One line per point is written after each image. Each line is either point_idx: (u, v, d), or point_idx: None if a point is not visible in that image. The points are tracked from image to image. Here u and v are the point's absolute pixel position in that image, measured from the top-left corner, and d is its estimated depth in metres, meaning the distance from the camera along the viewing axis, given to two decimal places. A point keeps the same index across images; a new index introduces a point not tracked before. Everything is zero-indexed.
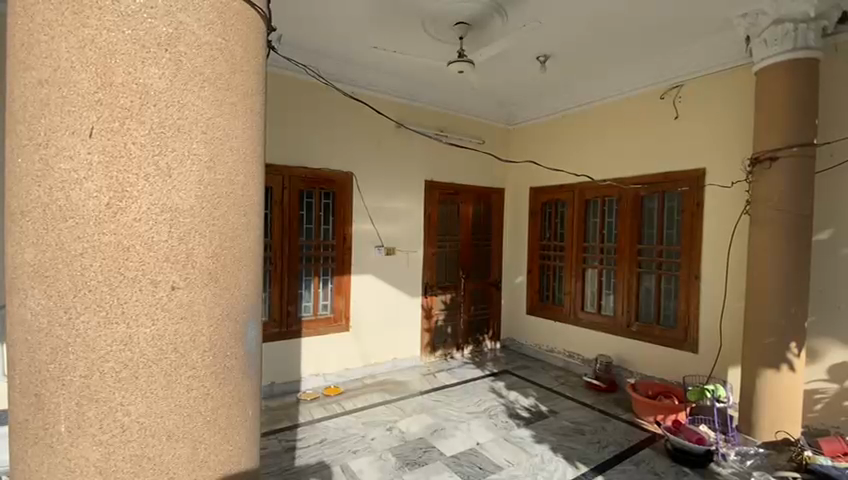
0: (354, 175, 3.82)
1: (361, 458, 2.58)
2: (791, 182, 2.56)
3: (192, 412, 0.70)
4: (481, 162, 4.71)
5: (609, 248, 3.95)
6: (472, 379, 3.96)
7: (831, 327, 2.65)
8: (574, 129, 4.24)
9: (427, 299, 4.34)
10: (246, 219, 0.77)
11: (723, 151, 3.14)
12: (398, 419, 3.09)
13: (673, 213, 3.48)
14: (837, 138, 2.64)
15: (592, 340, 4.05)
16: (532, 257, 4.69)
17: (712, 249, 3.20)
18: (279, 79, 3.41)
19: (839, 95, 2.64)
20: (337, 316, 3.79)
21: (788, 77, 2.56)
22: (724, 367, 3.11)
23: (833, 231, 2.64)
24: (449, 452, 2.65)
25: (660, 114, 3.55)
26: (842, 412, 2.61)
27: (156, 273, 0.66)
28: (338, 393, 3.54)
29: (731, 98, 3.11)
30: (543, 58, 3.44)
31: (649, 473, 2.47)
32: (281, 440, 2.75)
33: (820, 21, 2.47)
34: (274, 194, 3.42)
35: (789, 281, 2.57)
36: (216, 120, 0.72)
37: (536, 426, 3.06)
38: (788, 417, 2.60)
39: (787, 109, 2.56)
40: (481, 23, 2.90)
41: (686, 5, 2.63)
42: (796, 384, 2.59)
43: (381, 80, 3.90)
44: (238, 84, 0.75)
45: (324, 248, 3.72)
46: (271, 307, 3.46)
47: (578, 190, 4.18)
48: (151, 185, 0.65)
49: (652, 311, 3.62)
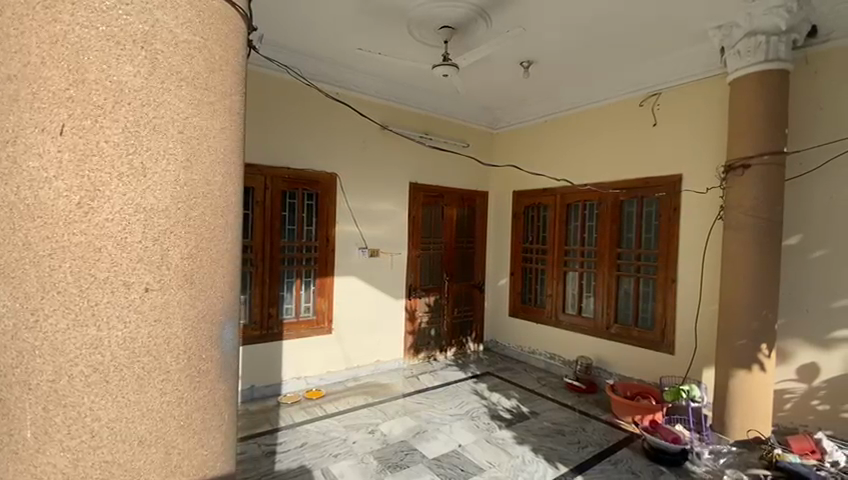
0: (338, 177, 3.79)
1: (342, 461, 2.56)
2: (763, 188, 2.66)
3: (166, 416, 0.69)
4: (465, 165, 4.74)
5: (590, 251, 4.01)
6: (455, 381, 3.98)
7: (799, 328, 2.75)
8: (557, 133, 4.30)
9: (410, 301, 4.34)
10: (223, 221, 0.77)
11: (700, 157, 3.23)
12: (380, 422, 3.08)
13: (651, 218, 3.56)
14: (807, 147, 2.75)
15: (573, 342, 4.11)
16: (515, 260, 4.74)
17: (688, 254, 3.30)
18: (260, 78, 3.35)
19: (808, 106, 2.75)
20: (320, 318, 3.75)
21: (760, 88, 2.65)
22: (699, 369, 3.20)
23: (802, 237, 2.74)
24: (431, 455, 2.65)
25: (639, 120, 3.63)
26: (810, 411, 2.70)
27: (129, 274, 0.64)
28: (320, 396, 3.51)
29: (708, 106, 3.20)
30: (527, 64, 3.48)
31: (626, 472, 2.52)
32: (260, 445, 2.70)
33: (790, 34, 2.57)
34: (256, 195, 3.37)
35: (760, 283, 2.66)
36: (192, 119, 0.71)
37: (517, 427, 3.08)
38: (759, 416, 2.68)
39: (759, 118, 2.66)
40: (465, 28, 2.93)
41: (665, 15, 2.70)
42: (767, 384, 2.68)
43: (365, 82, 3.89)
44: (215, 83, 0.75)
45: (307, 250, 3.69)
46: (252, 309, 3.41)
47: (560, 194, 4.25)
48: (124, 186, 0.64)
49: (631, 313, 3.70)
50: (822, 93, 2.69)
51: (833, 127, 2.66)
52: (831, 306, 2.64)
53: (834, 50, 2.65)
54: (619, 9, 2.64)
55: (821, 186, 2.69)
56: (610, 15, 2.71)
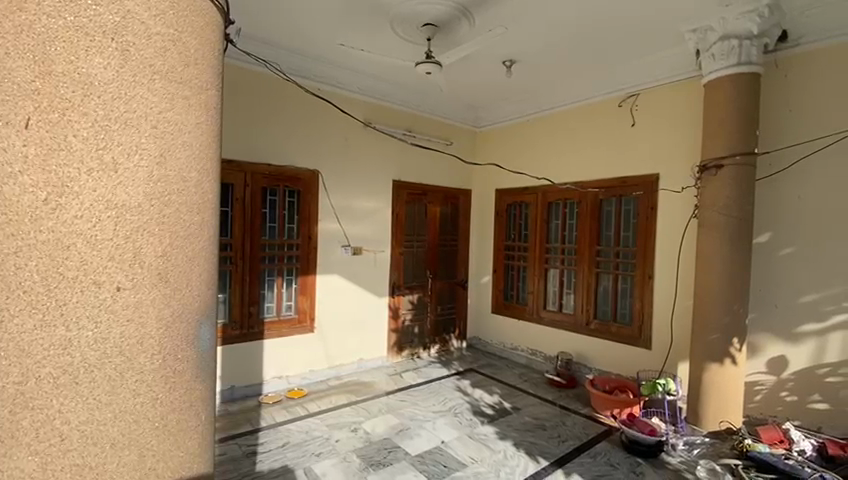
0: (320, 174, 3.75)
1: (325, 460, 2.55)
2: (736, 187, 2.74)
3: (139, 418, 0.68)
4: (448, 163, 4.75)
5: (570, 249, 4.07)
6: (438, 378, 4.00)
7: (768, 323, 2.86)
8: (539, 132, 4.36)
9: (394, 299, 4.33)
10: (198, 219, 0.77)
11: (676, 157, 3.32)
12: (364, 421, 3.07)
13: (629, 217, 3.64)
14: (777, 147, 2.84)
15: (553, 338, 4.18)
16: (498, 258, 4.79)
17: (663, 251, 3.39)
18: (237, 73, 3.26)
19: (777, 108, 2.85)
20: (302, 317, 3.71)
21: (733, 90, 2.74)
22: (675, 363, 3.29)
23: (771, 235, 2.85)
24: (414, 452, 2.66)
25: (618, 120, 3.70)
26: (778, 402, 2.81)
27: (100, 273, 0.62)
28: (302, 395, 3.48)
29: (683, 108, 3.28)
30: (509, 63, 3.51)
31: (605, 465, 2.58)
32: (241, 446, 2.66)
33: (762, 38, 2.66)
34: (235, 192, 3.31)
35: (732, 280, 2.75)
36: (166, 114, 0.70)
37: (499, 422, 3.12)
38: (731, 407, 2.78)
39: (732, 120, 2.74)
40: (448, 26, 2.93)
41: (643, 17, 2.76)
42: (738, 376, 2.78)
43: (348, 78, 3.85)
44: (190, 77, 0.74)
45: (289, 248, 3.64)
46: (231, 309, 3.35)
47: (541, 193, 4.31)
48: (94, 181, 0.61)
49: (609, 309, 3.78)
50: (791, 96, 2.80)
51: (801, 129, 2.76)
52: (798, 301, 2.75)
53: (802, 55, 2.75)
54: (598, 11, 2.69)
55: (789, 186, 2.80)
56: (590, 16, 2.76)
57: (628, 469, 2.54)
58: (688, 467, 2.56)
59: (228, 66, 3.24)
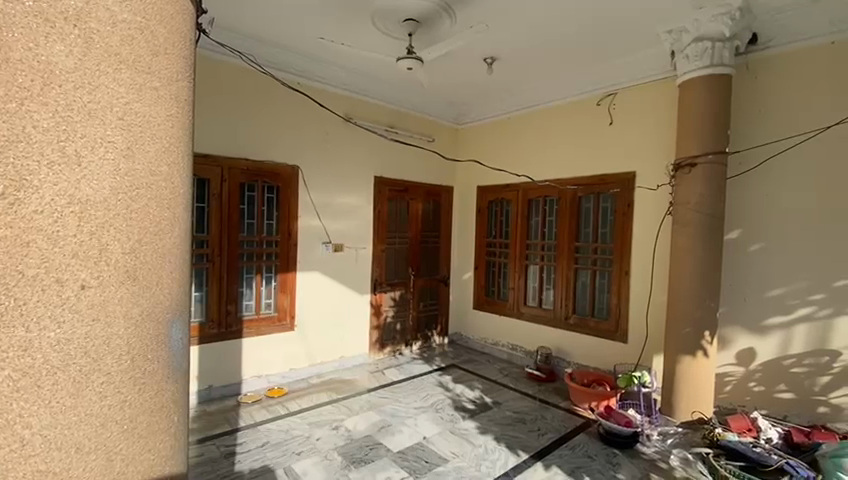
0: (300, 169, 3.69)
1: (305, 459, 2.52)
2: (709, 186, 2.83)
3: (106, 421, 0.65)
4: (430, 160, 4.74)
5: (550, 246, 4.13)
6: (420, 374, 4.01)
7: (738, 316, 2.97)
8: (519, 130, 4.39)
9: (376, 296, 4.31)
10: (169, 214, 0.75)
11: (652, 155, 3.39)
12: (345, 418, 3.05)
13: (607, 214, 3.72)
14: (747, 147, 2.94)
15: (533, 333, 4.24)
16: (479, 254, 4.82)
17: (639, 247, 3.47)
18: (210, 64, 3.17)
19: (748, 109, 2.95)
20: (282, 315, 3.65)
21: (706, 90, 2.82)
22: (650, 356, 3.39)
23: (741, 231, 2.95)
24: (395, 448, 2.66)
25: (596, 119, 3.76)
26: (747, 392, 2.92)
27: (62, 271, 0.58)
28: (282, 394, 3.43)
29: (659, 108, 3.36)
30: (490, 60, 3.53)
31: (583, 457, 2.63)
32: (219, 446, 2.61)
33: (733, 40, 2.74)
34: (211, 187, 3.23)
35: (705, 275, 2.84)
36: (133, 105, 0.67)
37: (481, 417, 3.15)
38: (702, 398, 2.88)
39: (705, 120, 2.82)
40: (429, 22, 2.92)
41: (620, 18, 2.81)
42: (710, 368, 2.88)
43: (328, 72, 3.80)
44: (159, 67, 0.72)
45: (268, 245, 3.58)
46: (208, 308, 3.28)
47: (522, 190, 4.36)
48: (56, 175, 0.57)
49: (587, 304, 3.86)
50: (760, 97, 2.90)
51: (769, 129, 2.86)
52: (766, 295, 2.86)
53: (770, 58, 2.86)
54: (577, 11, 2.72)
55: (758, 184, 2.90)
56: (569, 16, 2.79)
57: (605, 460, 2.60)
58: (662, 457, 2.64)
59: (199, 57, 3.13)
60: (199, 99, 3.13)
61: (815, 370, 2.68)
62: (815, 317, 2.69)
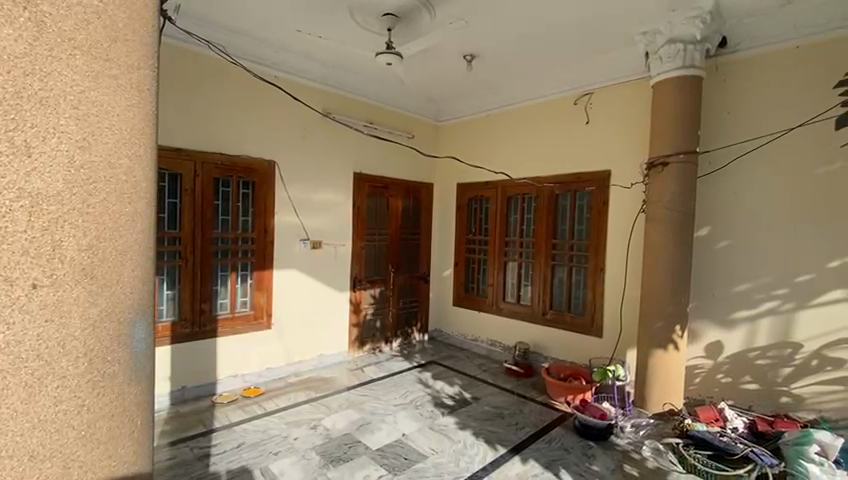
0: (277, 164, 3.62)
1: (282, 459, 2.48)
2: (680, 184, 2.91)
3: (62, 427, 0.62)
4: (409, 156, 4.72)
5: (528, 243, 4.18)
6: (400, 371, 4.00)
7: (706, 311, 3.07)
8: (498, 127, 4.42)
9: (355, 294, 4.28)
10: (130, 209, 0.71)
11: (626, 154, 3.47)
12: (324, 417, 3.01)
13: (583, 211, 3.79)
14: (716, 147, 3.04)
15: (512, 329, 4.29)
16: (459, 251, 4.84)
17: (614, 244, 3.55)
18: (177, 54, 3.03)
19: (717, 110, 3.04)
20: (258, 313, 3.58)
21: (678, 91, 2.89)
22: (624, 350, 3.47)
23: (710, 229, 3.05)
24: (374, 446, 2.65)
25: (573, 118, 3.82)
26: (715, 383, 3.04)
27: (12, 269, 0.53)
28: (258, 394, 3.37)
29: (633, 107, 3.43)
30: (470, 57, 3.53)
31: (559, 449, 2.68)
32: (192, 448, 2.54)
33: (704, 43, 2.82)
34: (184, 182, 3.13)
35: (675, 271, 2.93)
36: (89, 94, 0.63)
37: (460, 413, 3.17)
38: (672, 390, 2.98)
39: (677, 120, 2.90)
40: (409, 17, 2.90)
41: (596, 18, 2.85)
42: (680, 361, 2.97)
43: (305, 65, 3.72)
44: (119, 54, 0.68)
45: (243, 242, 3.49)
46: (181, 306, 3.18)
47: (501, 188, 4.39)
48: (5, 166, 0.52)
49: (564, 300, 3.93)
50: (729, 99, 3.00)
51: (737, 131, 2.96)
52: (733, 290, 2.97)
53: (738, 61, 2.96)
54: (555, 9, 2.74)
55: (726, 183, 3.00)
56: (547, 15, 2.81)
57: (581, 452, 2.66)
58: (635, 448, 2.72)
59: (165, 46, 2.99)
60: (166, 90, 3.00)
61: (778, 362, 2.80)
62: (778, 311, 2.80)
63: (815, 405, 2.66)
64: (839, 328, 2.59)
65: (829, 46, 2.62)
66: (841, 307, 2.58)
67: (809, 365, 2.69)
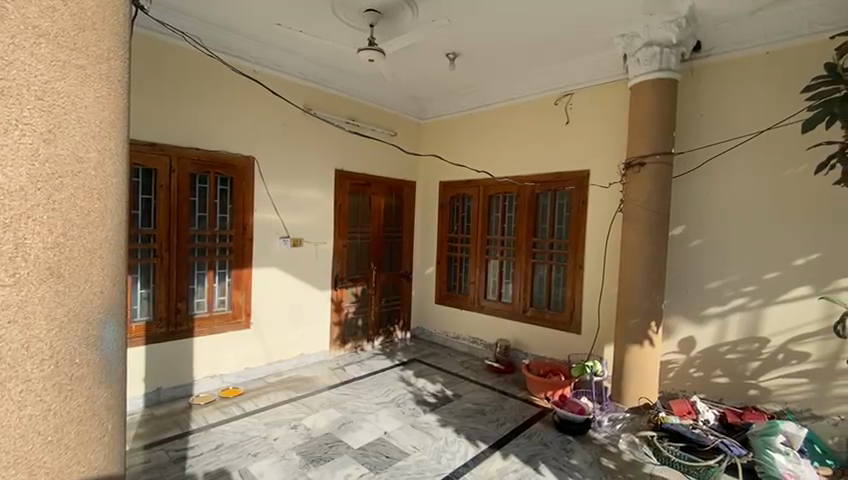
0: (256, 160, 3.55)
1: (262, 460, 2.44)
2: (656, 184, 2.99)
3: (27, 432, 0.59)
4: (392, 154, 4.70)
5: (509, 241, 4.22)
6: (382, 370, 3.99)
7: (680, 307, 3.17)
8: (481, 126, 4.44)
9: (337, 292, 4.24)
10: (100, 205, 0.69)
11: (604, 154, 3.54)
12: (304, 417, 2.98)
13: (563, 210, 3.85)
14: (690, 148, 3.13)
15: (493, 327, 4.33)
16: (441, 249, 4.85)
17: (592, 243, 3.62)
18: (149, 45, 2.92)
19: (692, 112, 3.13)
20: (237, 312, 3.52)
21: (655, 93, 2.96)
22: (601, 346, 3.55)
23: (684, 228, 3.14)
24: (356, 445, 2.64)
25: (553, 118, 3.87)
26: (687, 378, 3.13)
27: None
28: (237, 394, 3.31)
29: (611, 109, 3.50)
30: (452, 56, 3.53)
31: (539, 444, 2.73)
32: (168, 451, 2.48)
33: (680, 47, 2.90)
34: (159, 178, 3.04)
35: (651, 268, 3.01)
36: (54, 84, 0.60)
37: (441, 410, 3.19)
38: (648, 384, 3.06)
39: (654, 122, 2.97)
40: (391, 13, 2.88)
41: (576, 20, 2.90)
42: (655, 356, 3.06)
43: (285, 60, 3.65)
44: (86, 43, 0.65)
45: (220, 239, 3.41)
46: (156, 305, 3.09)
47: (483, 186, 4.42)
48: None
49: (544, 297, 3.98)
50: (703, 102, 3.09)
51: (710, 133, 3.05)
52: (705, 287, 3.07)
53: (712, 65, 3.05)
54: (535, 10, 2.77)
55: (699, 184, 3.09)
56: (528, 15, 2.84)
57: (560, 446, 2.70)
58: (611, 441, 2.79)
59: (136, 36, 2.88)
60: (138, 82, 2.89)
61: (747, 356, 2.90)
62: (747, 307, 2.91)
63: (782, 397, 2.77)
64: (803, 324, 2.71)
65: (796, 53, 2.73)
66: (806, 303, 2.70)
67: (776, 359, 2.80)
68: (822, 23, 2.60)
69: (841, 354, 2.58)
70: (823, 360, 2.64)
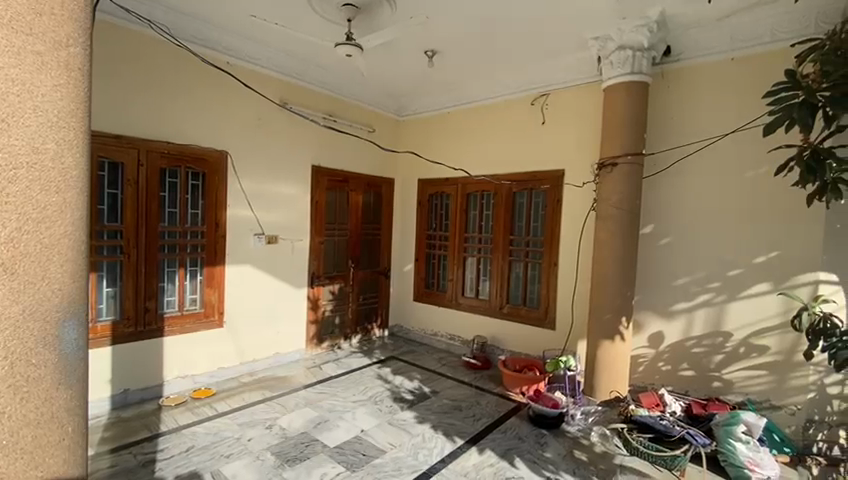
0: (229, 154, 3.46)
1: (235, 461, 2.39)
2: (627, 184, 3.08)
3: None
4: (369, 150, 4.66)
5: (486, 239, 4.26)
6: (359, 368, 3.97)
7: (649, 303, 3.29)
8: (459, 124, 4.47)
9: (313, 290, 4.19)
10: (58, 198, 0.65)
11: (578, 154, 3.62)
12: (280, 416, 2.94)
13: (538, 209, 3.91)
14: (660, 150, 3.24)
15: (470, 323, 4.37)
16: (419, 246, 4.85)
17: (566, 241, 3.70)
18: (113, 32, 2.80)
19: (662, 114, 3.24)
20: (209, 311, 3.43)
21: (627, 94, 3.04)
22: (574, 341, 3.64)
23: (653, 227, 3.26)
24: (332, 444, 2.62)
25: (530, 118, 3.92)
26: (656, 371, 3.25)
27: None
28: (209, 395, 3.23)
29: (585, 110, 3.57)
30: (431, 53, 3.54)
31: (514, 438, 2.78)
32: (136, 455, 2.39)
33: (650, 51, 3.00)
34: (126, 172, 2.93)
35: (622, 266, 3.10)
36: (7, 70, 0.58)
37: (418, 407, 3.20)
38: (619, 378, 3.16)
39: (625, 124, 3.06)
40: (369, 8, 2.86)
41: (552, 21, 2.94)
42: (626, 351, 3.16)
43: (260, 53, 3.58)
44: (43, 28, 0.62)
45: (192, 236, 3.32)
46: (123, 304, 2.98)
47: (461, 184, 4.44)
48: None
49: (520, 294, 4.05)
50: (672, 105, 3.19)
51: (679, 135, 3.16)
52: (673, 284, 3.19)
53: (680, 69, 3.15)
54: (513, 10, 2.80)
55: (668, 184, 3.20)
56: (505, 15, 2.87)
57: (534, 440, 2.76)
58: (584, 434, 2.88)
59: (99, 23, 2.75)
60: (101, 71, 2.77)
61: (711, 350, 3.03)
62: (713, 303, 3.03)
63: (743, 388, 2.91)
64: (763, 318, 2.84)
65: (758, 60, 2.85)
66: (766, 299, 2.83)
67: (738, 352, 2.93)
68: (785, 31, 2.72)
69: (797, 347, 2.73)
70: (781, 352, 2.78)
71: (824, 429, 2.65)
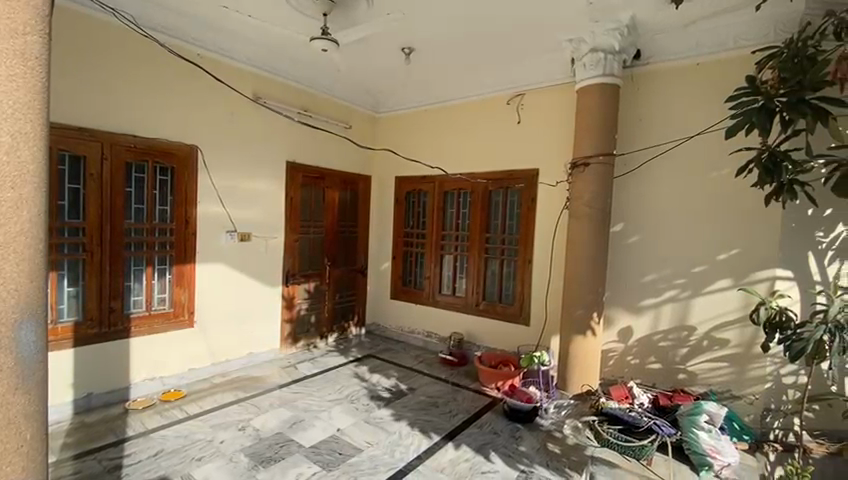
0: (199, 149, 3.36)
1: (207, 464, 2.34)
2: (598, 183, 3.16)
3: None
4: (346, 147, 4.61)
5: (463, 236, 4.29)
6: (335, 367, 3.93)
7: (619, 299, 3.39)
8: (435, 122, 4.48)
9: (288, 288, 4.12)
10: (13, 194, 0.62)
11: (552, 153, 3.69)
12: (253, 418, 2.88)
13: (514, 207, 3.97)
14: (630, 150, 3.34)
15: (447, 320, 4.40)
16: (396, 244, 4.85)
17: (540, 238, 3.77)
18: (72, 19, 2.66)
19: (632, 115, 3.33)
20: (179, 311, 3.31)
21: (599, 96, 3.13)
22: (548, 337, 3.72)
23: (623, 225, 3.36)
24: (308, 443, 2.59)
25: (505, 117, 3.96)
26: (626, 364, 3.36)
27: None
28: (179, 397, 3.13)
29: (559, 110, 3.65)
30: (407, 50, 3.53)
31: (489, 433, 2.82)
32: (100, 461, 2.30)
33: (621, 54, 3.09)
34: (88, 166, 2.80)
35: (594, 263, 3.19)
36: None
37: (395, 404, 3.20)
38: (590, 372, 3.25)
39: (597, 125, 3.14)
40: (345, 3, 2.83)
41: (527, 22, 2.98)
42: (597, 345, 3.26)
43: (232, 45, 3.48)
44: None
45: (160, 234, 3.20)
46: (86, 304, 2.85)
47: (438, 182, 4.46)
48: None
49: (495, 291, 4.10)
50: (642, 106, 3.30)
51: (648, 136, 3.27)
52: (642, 280, 3.30)
53: (649, 72, 3.26)
54: (489, 10, 2.83)
55: (638, 183, 3.31)
56: (482, 14, 2.89)
57: (509, 434, 2.81)
58: (557, 427, 2.96)
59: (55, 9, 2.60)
60: (60, 61, 2.63)
61: (677, 343, 3.16)
62: (678, 298, 3.15)
63: (706, 380, 3.04)
64: (724, 313, 2.98)
65: (721, 65, 2.98)
66: (727, 294, 2.97)
67: (702, 345, 3.07)
68: (746, 38, 2.85)
69: (755, 339, 2.88)
70: (741, 345, 2.93)
71: (779, 417, 2.75)
